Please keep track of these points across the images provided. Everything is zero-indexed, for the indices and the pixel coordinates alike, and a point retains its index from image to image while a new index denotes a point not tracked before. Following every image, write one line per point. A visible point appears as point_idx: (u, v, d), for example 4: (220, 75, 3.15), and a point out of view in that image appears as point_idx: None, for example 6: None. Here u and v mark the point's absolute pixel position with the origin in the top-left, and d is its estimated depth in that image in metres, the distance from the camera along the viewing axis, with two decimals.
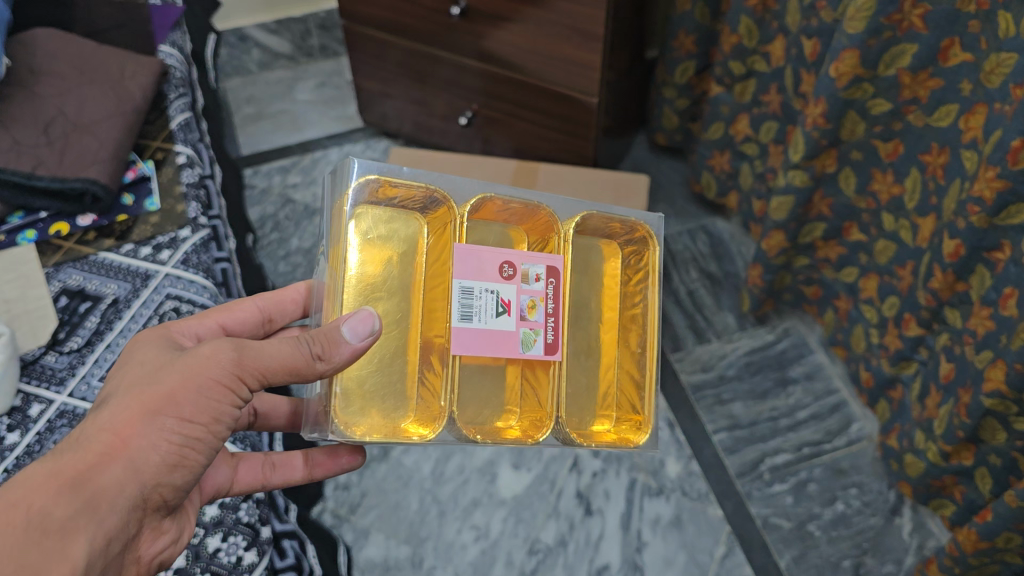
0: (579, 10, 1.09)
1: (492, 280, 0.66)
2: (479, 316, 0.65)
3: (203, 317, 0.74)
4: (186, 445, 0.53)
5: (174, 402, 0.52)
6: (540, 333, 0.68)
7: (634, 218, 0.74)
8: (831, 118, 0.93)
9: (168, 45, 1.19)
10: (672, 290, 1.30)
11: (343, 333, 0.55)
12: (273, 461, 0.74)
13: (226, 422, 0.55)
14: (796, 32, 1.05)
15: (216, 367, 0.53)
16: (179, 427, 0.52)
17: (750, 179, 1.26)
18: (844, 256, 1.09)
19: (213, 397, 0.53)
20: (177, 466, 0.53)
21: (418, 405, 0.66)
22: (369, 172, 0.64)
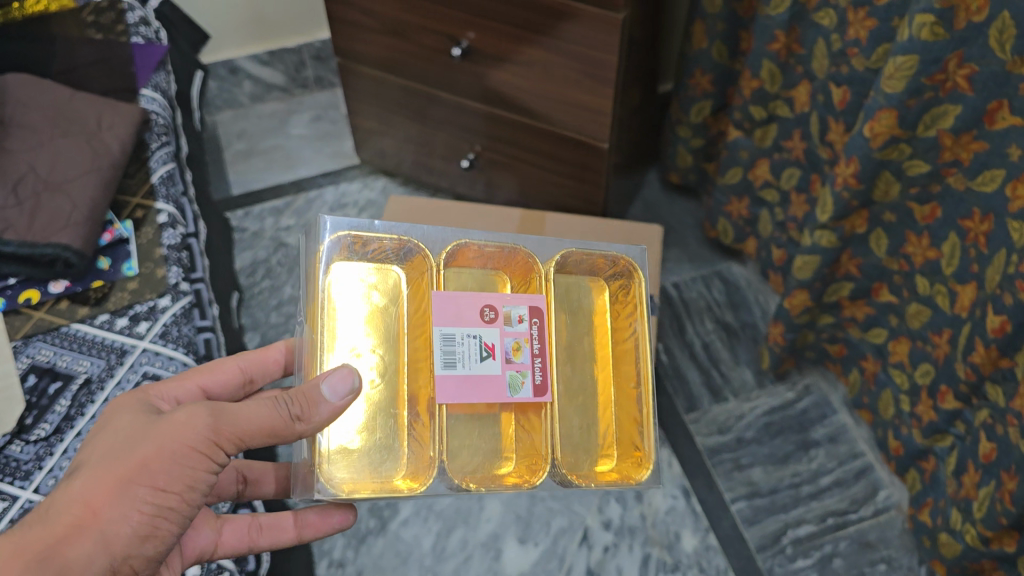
0: (592, 54, 1.03)
1: (474, 326, 0.68)
2: (463, 362, 0.67)
3: (179, 380, 0.70)
4: (159, 514, 0.55)
5: (147, 470, 0.54)
6: (526, 373, 0.69)
7: (614, 251, 0.76)
8: (863, 178, 0.85)
9: (151, 88, 1.13)
10: (686, 343, 1.23)
11: (322, 391, 0.58)
12: (260, 523, 0.74)
13: (201, 488, 0.57)
14: (823, 78, 0.99)
15: (192, 433, 0.55)
16: (151, 497, 0.54)
17: (770, 226, 1.19)
18: (872, 316, 1.02)
19: (186, 465, 0.55)
20: (150, 536, 0.54)
21: (410, 455, 0.69)
22: (338, 228, 0.67)
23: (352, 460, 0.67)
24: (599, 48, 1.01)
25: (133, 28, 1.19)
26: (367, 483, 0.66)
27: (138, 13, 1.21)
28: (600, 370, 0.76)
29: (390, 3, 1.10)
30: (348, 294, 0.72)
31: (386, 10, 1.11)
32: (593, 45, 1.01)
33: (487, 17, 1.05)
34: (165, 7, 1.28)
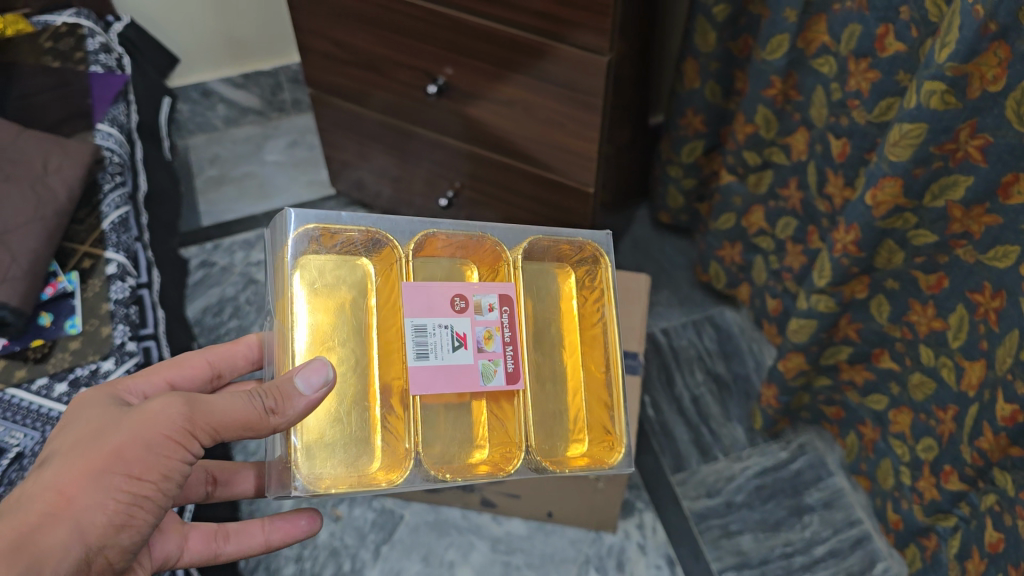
0: (576, 96, 0.96)
1: (444, 315, 0.63)
2: (435, 352, 0.63)
3: (150, 374, 0.68)
4: (134, 505, 0.53)
5: (122, 458, 0.53)
6: (501, 364, 0.65)
7: (580, 237, 0.72)
8: (864, 246, 0.79)
9: (108, 123, 1.05)
10: (675, 396, 1.16)
11: (296, 385, 0.54)
12: (226, 528, 0.69)
13: (177, 478, 0.55)
14: (822, 127, 0.92)
15: (165, 424, 0.53)
16: (126, 487, 0.53)
17: (765, 274, 1.13)
18: (871, 382, 0.95)
19: (163, 455, 0.53)
20: (125, 526, 0.53)
21: (383, 451, 0.64)
22: (306, 221, 0.62)
23: (321, 452, 0.62)
24: (582, 90, 0.95)
25: (92, 56, 1.12)
26: (343, 476, 0.61)
27: (99, 39, 1.14)
28: (573, 356, 0.71)
29: (362, 35, 1.05)
30: (315, 288, 0.64)
31: (359, 43, 1.06)
32: (576, 87, 0.95)
33: (461, 52, 1.00)
34: (131, 32, 1.22)
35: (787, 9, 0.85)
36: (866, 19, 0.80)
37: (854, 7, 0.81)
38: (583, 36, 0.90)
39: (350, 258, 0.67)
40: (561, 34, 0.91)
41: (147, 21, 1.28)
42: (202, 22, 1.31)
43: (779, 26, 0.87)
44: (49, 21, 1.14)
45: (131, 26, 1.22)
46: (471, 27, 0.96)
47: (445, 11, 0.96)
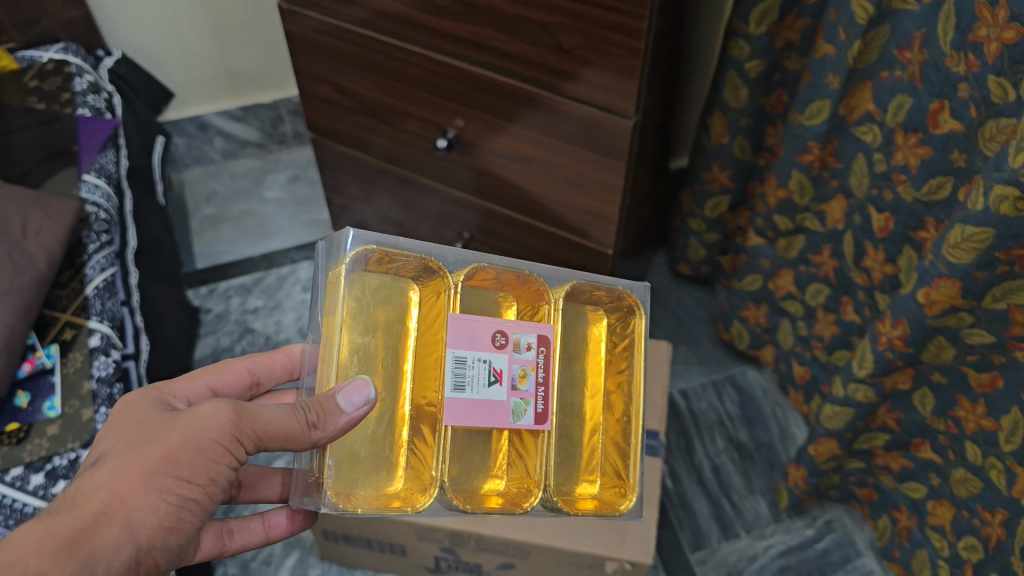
0: (596, 158, 0.90)
1: (484, 349, 0.60)
2: (471, 386, 0.59)
3: (193, 379, 0.63)
4: (181, 509, 0.50)
5: (173, 461, 0.49)
6: (532, 403, 0.62)
7: (620, 287, 0.69)
8: (912, 341, 0.72)
9: (95, 173, 0.99)
10: (695, 465, 1.10)
11: (338, 401, 0.52)
12: (230, 528, 0.66)
13: (220, 484, 0.52)
14: (862, 198, 0.86)
15: (214, 427, 0.51)
16: (176, 489, 0.50)
17: (791, 339, 1.07)
18: (908, 469, 0.89)
19: (213, 458, 0.50)
20: (174, 528, 0.50)
21: (407, 475, 0.60)
22: (367, 241, 0.58)
23: (349, 472, 0.58)
24: (601, 151, 0.89)
25: (79, 97, 1.04)
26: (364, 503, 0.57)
27: (88, 78, 1.08)
28: (593, 401, 0.68)
29: (366, 83, 0.99)
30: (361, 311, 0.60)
31: (363, 90, 1.00)
32: (596, 148, 0.89)
33: (470, 105, 0.93)
34: (122, 67, 1.16)
35: (829, 75, 0.79)
36: (919, 93, 0.73)
37: (903, 77, 0.74)
38: (604, 97, 0.83)
39: (401, 281, 0.63)
40: (557, 86, 0.85)
41: (139, 55, 1.23)
42: (199, 52, 1.25)
43: (820, 91, 0.81)
44: (35, 56, 1.08)
45: (123, 62, 1.16)
46: (478, 80, 0.90)
47: (447, 60, 0.90)
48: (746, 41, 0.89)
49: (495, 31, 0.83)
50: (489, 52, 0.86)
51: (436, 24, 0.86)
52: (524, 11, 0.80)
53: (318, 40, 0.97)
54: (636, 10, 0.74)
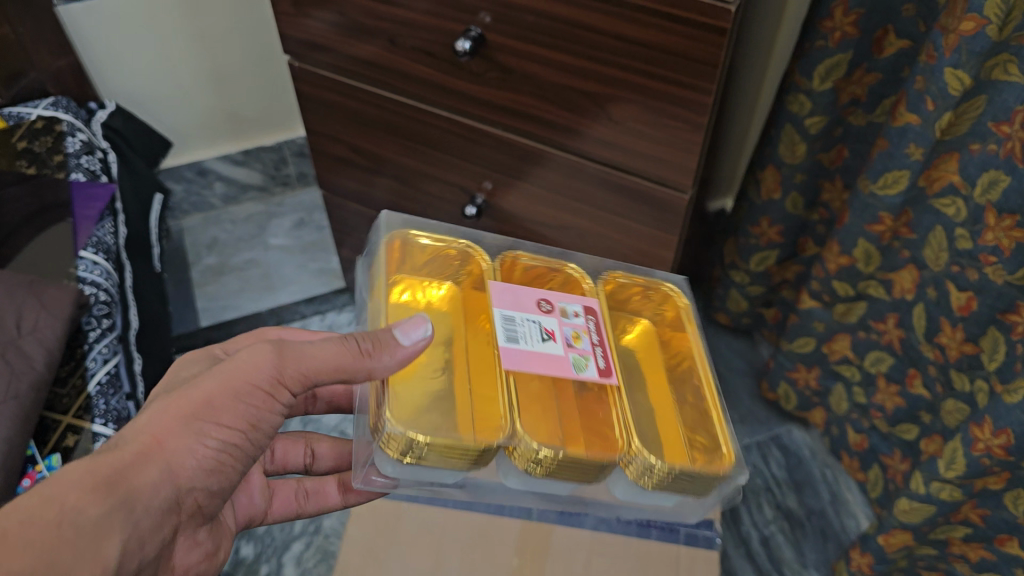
0: (641, 229, 0.82)
1: (532, 311, 0.50)
2: (526, 341, 0.48)
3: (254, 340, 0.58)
4: (221, 451, 0.45)
5: (210, 406, 0.45)
6: (595, 358, 0.49)
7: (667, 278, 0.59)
8: (1016, 452, 0.65)
9: (93, 248, 0.89)
10: (742, 537, 1.01)
11: (394, 334, 0.44)
12: (305, 487, 0.62)
13: (264, 430, 0.47)
14: (938, 273, 0.78)
15: (255, 368, 0.46)
16: (217, 427, 0.45)
17: (846, 404, 1.00)
18: (989, 561, 0.80)
19: (255, 400, 0.46)
20: (214, 471, 0.46)
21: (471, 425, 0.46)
22: (392, 222, 0.54)
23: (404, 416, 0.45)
24: (647, 222, 0.81)
25: (73, 159, 0.95)
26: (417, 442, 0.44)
27: (81, 137, 0.99)
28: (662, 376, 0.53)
29: (387, 144, 0.91)
30: None
31: (382, 150, 0.93)
32: (643, 220, 0.81)
33: (500, 170, 0.86)
34: (117, 120, 1.08)
35: (911, 145, 0.72)
36: (1019, 173, 0.65)
37: (998, 152, 0.66)
38: (656, 170, 0.76)
39: None
40: (587, 151, 0.78)
41: (134, 104, 1.15)
42: (198, 96, 1.18)
43: (898, 161, 0.74)
44: (22, 114, 0.98)
45: (116, 114, 1.08)
46: (510, 146, 0.82)
47: (477, 125, 0.82)
48: (806, 97, 0.81)
49: (534, 99, 0.76)
50: (527, 120, 0.78)
51: (472, 90, 0.79)
52: (571, 81, 0.72)
53: (337, 100, 0.89)
54: (705, 84, 0.65)
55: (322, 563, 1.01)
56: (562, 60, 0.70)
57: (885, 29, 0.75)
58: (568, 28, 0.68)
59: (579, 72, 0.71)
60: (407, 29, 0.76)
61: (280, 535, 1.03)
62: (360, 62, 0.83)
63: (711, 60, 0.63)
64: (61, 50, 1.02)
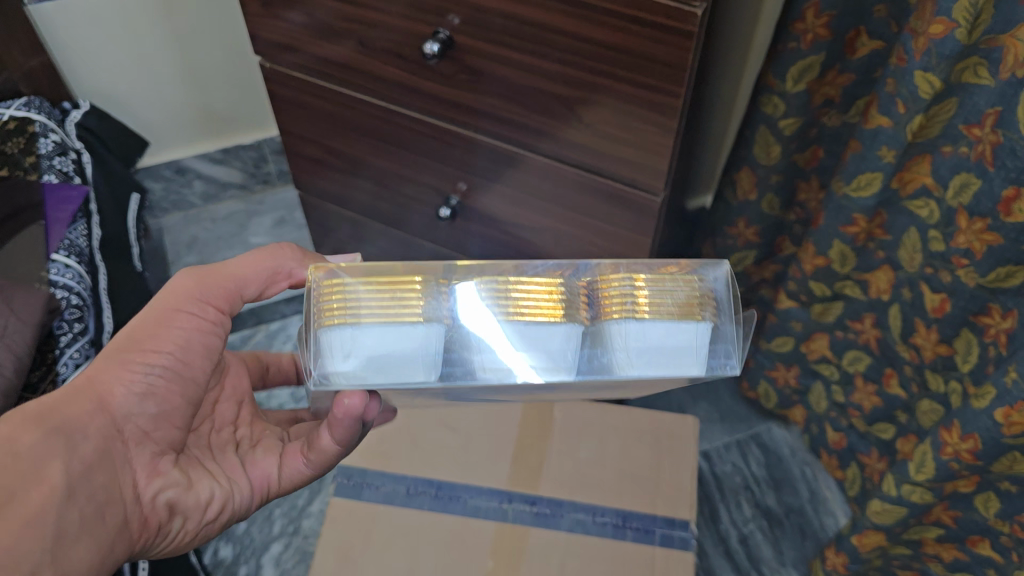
0: (615, 231, 0.82)
1: None
2: None
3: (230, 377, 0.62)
4: (157, 377, 0.50)
5: (137, 338, 0.50)
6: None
7: None
8: (984, 456, 0.65)
9: (64, 251, 0.89)
10: (721, 535, 1.01)
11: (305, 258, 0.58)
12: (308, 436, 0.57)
13: (199, 355, 0.52)
14: (911, 273, 0.77)
15: (176, 293, 0.52)
16: (150, 351, 0.50)
17: (824, 402, 0.99)
18: (962, 561, 0.80)
19: (186, 320, 0.51)
20: (150, 395, 0.50)
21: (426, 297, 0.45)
22: None
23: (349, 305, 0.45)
24: (619, 224, 0.81)
25: (45, 160, 0.95)
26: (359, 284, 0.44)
27: (54, 138, 0.98)
28: None
29: (361, 145, 0.91)
30: None
31: (357, 152, 0.93)
32: (618, 222, 0.80)
33: (474, 172, 0.85)
34: (91, 120, 1.08)
35: (882, 148, 0.72)
36: (989, 177, 0.64)
37: (969, 154, 0.66)
38: (628, 173, 0.75)
39: None
40: (558, 154, 0.77)
41: (109, 102, 1.15)
42: (175, 93, 1.18)
43: (870, 163, 0.74)
44: None
45: (91, 113, 1.08)
46: (482, 148, 0.81)
47: (448, 127, 0.82)
48: (780, 98, 0.81)
49: (502, 101, 0.75)
50: (497, 122, 0.78)
51: (441, 91, 0.78)
52: (537, 83, 0.71)
53: (310, 102, 0.89)
54: (670, 87, 0.65)
55: (301, 564, 1.00)
56: (532, 62, 0.70)
57: (857, 31, 0.75)
58: (535, 31, 0.67)
59: (547, 75, 0.70)
60: (375, 30, 0.76)
61: (259, 536, 1.03)
62: (331, 63, 0.83)
63: (678, 63, 0.63)
64: (32, 50, 1.01)
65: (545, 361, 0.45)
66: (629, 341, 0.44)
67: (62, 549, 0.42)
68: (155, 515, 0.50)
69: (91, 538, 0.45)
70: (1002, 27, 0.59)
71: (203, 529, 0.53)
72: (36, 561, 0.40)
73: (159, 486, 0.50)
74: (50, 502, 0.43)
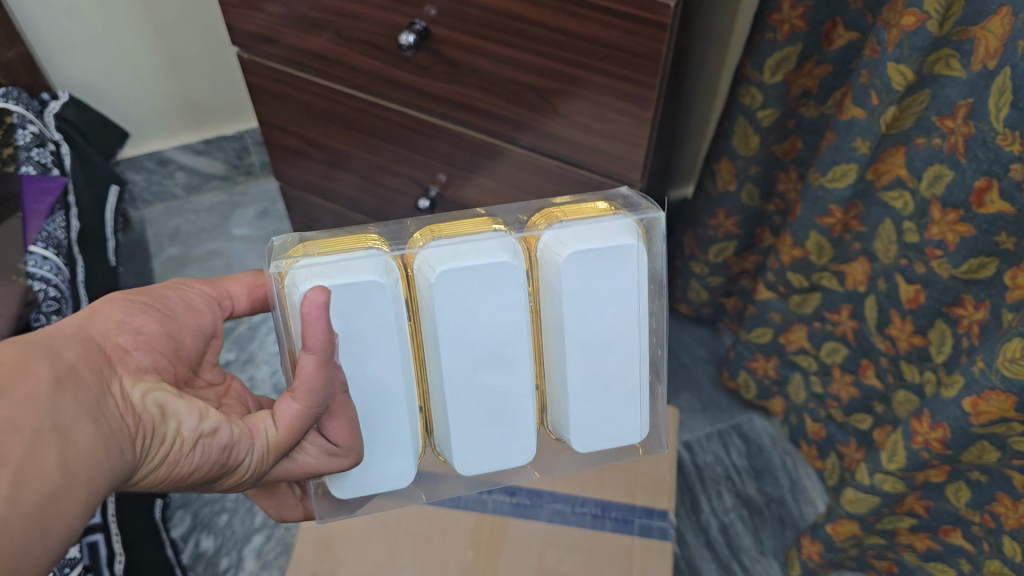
0: None
1: None
2: None
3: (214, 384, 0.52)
4: (135, 312, 0.47)
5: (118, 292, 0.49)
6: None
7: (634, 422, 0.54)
8: (953, 445, 0.66)
9: (42, 242, 0.89)
10: (702, 524, 1.01)
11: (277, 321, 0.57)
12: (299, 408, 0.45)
13: (176, 314, 0.50)
14: (885, 265, 0.78)
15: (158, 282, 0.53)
16: (134, 297, 0.48)
17: (803, 393, 1.00)
18: (935, 551, 0.81)
19: (170, 291, 0.51)
20: (125, 325, 0.45)
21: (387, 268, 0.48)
22: None
23: None
24: None
25: (24, 151, 0.94)
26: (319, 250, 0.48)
27: (32, 129, 0.97)
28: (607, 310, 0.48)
29: (341, 137, 0.91)
30: None
31: (335, 143, 0.93)
32: None
33: (454, 163, 0.85)
34: (70, 111, 1.09)
35: (858, 139, 0.72)
36: (961, 169, 0.64)
37: (941, 146, 0.66)
38: (602, 163, 0.75)
39: None
40: (537, 145, 0.77)
41: (87, 92, 1.15)
42: (155, 81, 1.18)
43: (844, 154, 0.74)
44: None
45: (70, 105, 1.08)
46: (460, 139, 0.82)
47: (427, 119, 0.82)
48: (758, 90, 0.81)
49: (482, 92, 0.75)
50: (474, 113, 0.78)
51: (417, 82, 0.78)
52: (516, 73, 0.71)
53: (290, 94, 0.89)
54: (646, 78, 0.65)
55: (283, 556, 0.99)
56: (510, 54, 0.70)
57: (834, 21, 0.75)
58: (510, 22, 0.67)
59: (524, 66, 0.70)
60: (351, 21, 0.76)
61: (240, 528, 1.02)
62: (308, 54, 0.83)
63: (650, 55, 0.63)
64: (9, 40, 1.01)
65: (483, 252, 0.46)
66: (555, 232, 0.48)
67: (61, 427, 0.36)
68: (148, 414, 0.41)
69: (93, 425, 0.37)
70: (972, 19, 0.59)
71: (199, 447, 0.42)
72: (34, 430, 0.34)
73: (146, 388, 0.42)
74: (42, 390, 0.36)
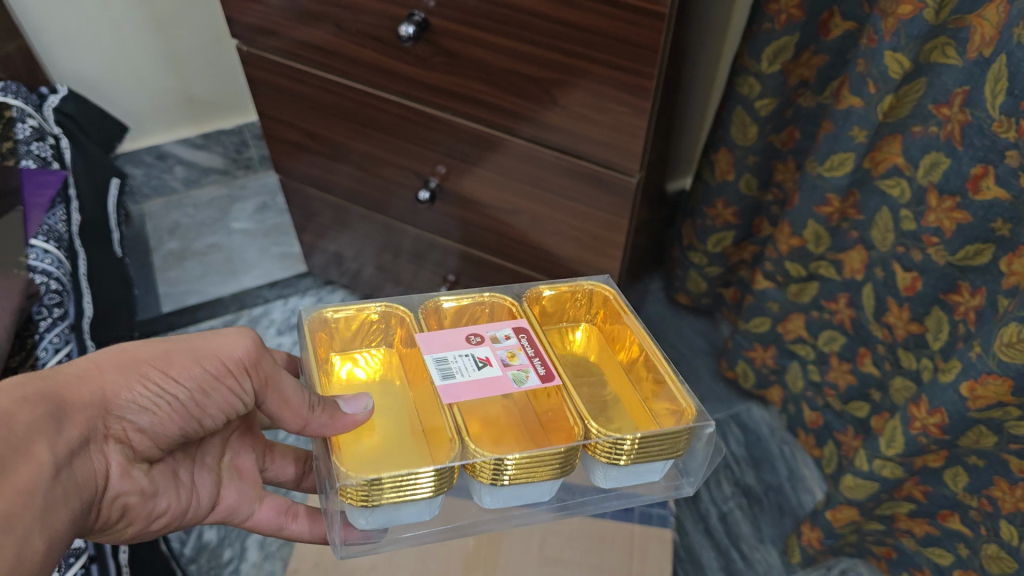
0: (593, 212, 0.82)
1: (460, 346, 0.54)
2: (461, 371, 0.52)
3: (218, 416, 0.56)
4: (162, 403, 0.47)
5: (167, 357, 0.47)
6: (534, 368, 0.53)
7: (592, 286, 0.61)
8: (951, 430, 0.66)
9: (44, 235, 0.89)
10: (701, 512, 1.01)
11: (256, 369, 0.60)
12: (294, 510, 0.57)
13: (208, 408, 0.49)
14: (883, 252, 0.78)
15: (222, 354, 0.48)
16: (166, 373, 0.47)
17: (802, 382, 1.00)
18: (933, 535, 0.81)
19: (215, 386, 0.48)
20: (146, 410, 0.46)
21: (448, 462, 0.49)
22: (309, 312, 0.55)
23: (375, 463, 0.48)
24: (596, 204, 0.80)
25: (22, 146, 0.95)
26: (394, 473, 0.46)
27: (31, 123, 0.98)
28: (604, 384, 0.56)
29: (340, 129, 0.92)
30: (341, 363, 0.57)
31: (335, 136, 0.93)
32: (597, 206, 0.81)
33: (454, 156, 0.86)
34: (69, 105, 1.09)
35: (855, 128, 0.73)
36: (957, 156, 0.65)
37: (938, 133, 0.67)
38: (601, 153, 0.75)
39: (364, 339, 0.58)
40: (536, 136, 0.78)
41: (87, 87, 1.16)
42: (155, 75, 1.19)
43: (841, 143, 0.75)
44: None
45: (69, 98, 1.09)
46: (461, 131, 0.82)
47: (427, 110, 0.82)
48: (756, 79, 0.81)
49: (482, 84, 0.76)
50: (472, 103, 0.78)
51: (417, 74, 0.79)
52: (514, 64, 0.72)
53: (290, 86, 0.90)
54: (644, 68, 0.65)
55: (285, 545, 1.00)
56: (509, 45, 0.70)
57: (831, 11, 0.76)
58: (510, 13, 0.67)
59: (520, 55, 0.71)
60: (351, 13, 0.77)
61: None
62: (310, 46, 0.83)
63: (649, 44, 0.63)
64: (8, 34, 1.01)
65: (532, 498, 0.51)
66: (610, 474, 0.51)
67: (45, 526, 0.40)
68: (108, 516, 0.47)
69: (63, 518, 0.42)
70: (968, 7, 0.60)
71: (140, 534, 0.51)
72: (24, 532, 0.38)
73: (122, 491, 0.47)
74: (41, 478, 0.40)
